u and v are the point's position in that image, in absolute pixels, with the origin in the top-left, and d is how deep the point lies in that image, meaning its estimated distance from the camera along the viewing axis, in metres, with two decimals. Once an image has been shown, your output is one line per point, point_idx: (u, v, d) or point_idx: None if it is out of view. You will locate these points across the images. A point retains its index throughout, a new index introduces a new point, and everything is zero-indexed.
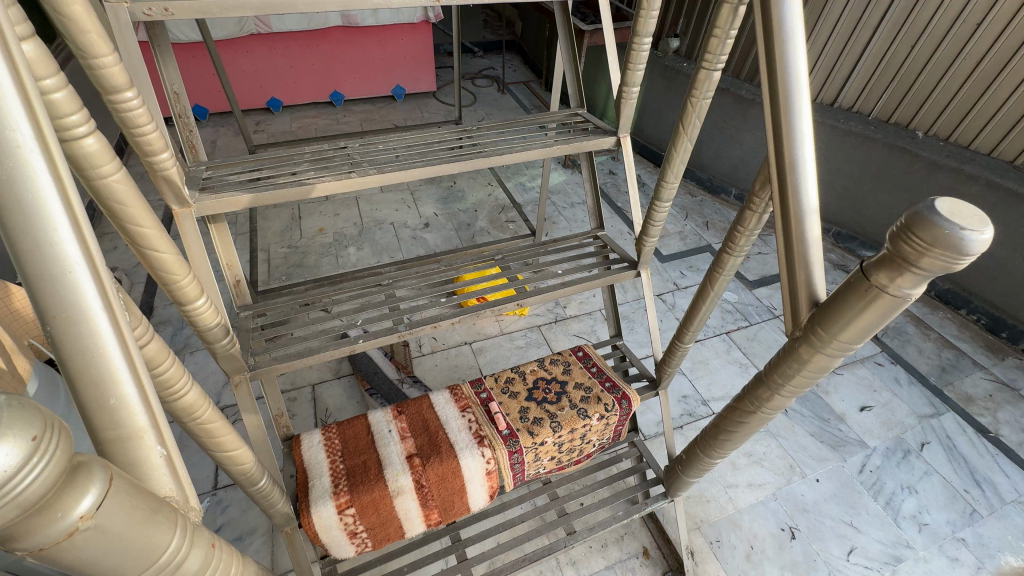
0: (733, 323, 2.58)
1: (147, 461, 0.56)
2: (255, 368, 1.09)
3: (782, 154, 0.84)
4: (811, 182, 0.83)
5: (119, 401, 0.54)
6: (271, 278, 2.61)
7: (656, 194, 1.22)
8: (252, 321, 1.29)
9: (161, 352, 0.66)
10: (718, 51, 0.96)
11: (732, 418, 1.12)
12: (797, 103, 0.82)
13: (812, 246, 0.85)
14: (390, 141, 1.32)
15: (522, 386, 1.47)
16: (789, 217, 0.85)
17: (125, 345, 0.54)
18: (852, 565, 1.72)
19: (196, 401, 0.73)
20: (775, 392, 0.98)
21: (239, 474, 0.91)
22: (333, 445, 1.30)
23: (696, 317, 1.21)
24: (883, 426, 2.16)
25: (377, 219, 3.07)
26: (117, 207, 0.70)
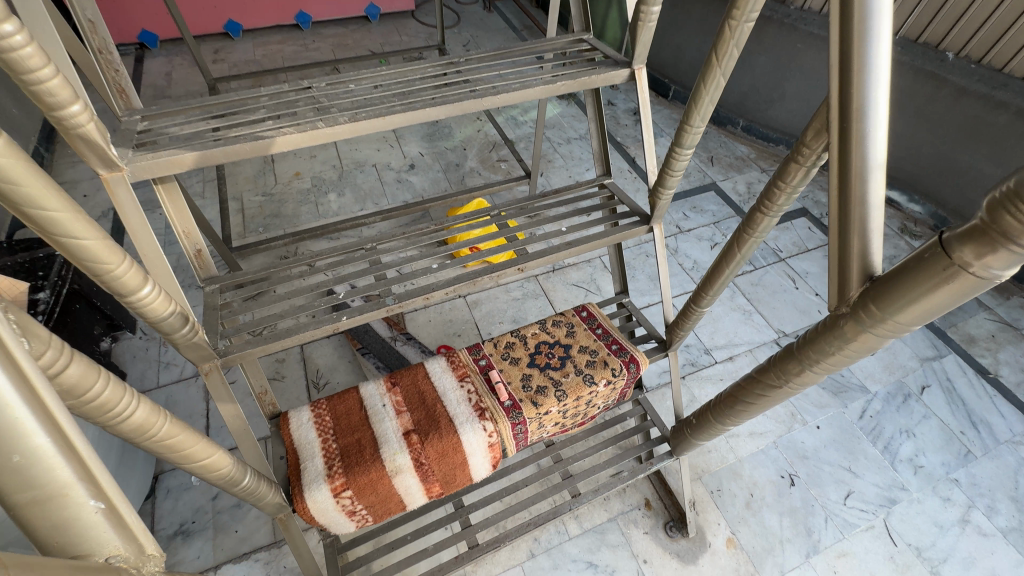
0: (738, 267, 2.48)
1: (79, 520, 0.44)
2: (227, 354, 0.96)
3: (849, 95, 0.68)
4: (882, 132, 0.68)
5: (27, 456, 0.41)
6: (247, 231, 2.43)
7: (678, 140, 1.05)
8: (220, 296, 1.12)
9: (88, 372, 0.54)
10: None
11: (754, 390, 1.03)
12: (875, 29, 0.65)
13: (874, 209, 0.71)
14: (362, 78, 1.11)
15: (523, 351, 1.37)
16: (850, 176, 0.71)
17: (23, 383, 0.41)
18: (848, 509, 1.75)
19: (148, 418, 0.61)
20: (806, 367, 0.89)
21: (219, 478, 0.82)
22: (324, 423, 1.22)
23: (718, 279, 1.09)
24: (885, 370, 2.14)
25: (357, 161, 2.83)
26: (7, 188, 0.53)
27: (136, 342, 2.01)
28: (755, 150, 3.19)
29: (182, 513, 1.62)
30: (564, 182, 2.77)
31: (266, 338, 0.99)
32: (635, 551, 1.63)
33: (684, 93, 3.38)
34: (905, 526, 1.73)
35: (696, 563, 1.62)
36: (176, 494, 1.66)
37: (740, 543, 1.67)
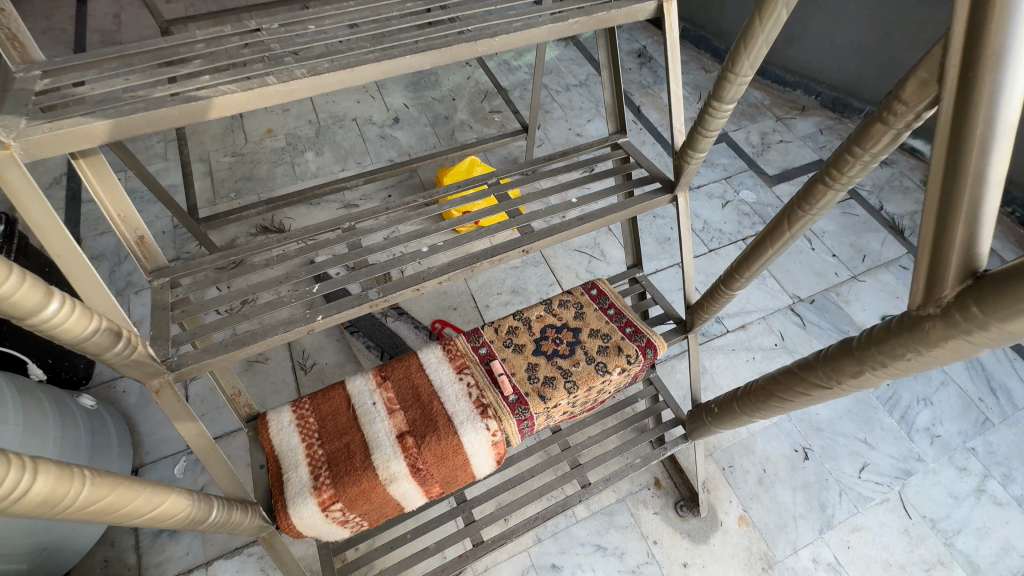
0: (751, 227, 2.31)
1: None
2: (181, 366, 0.80)
3: (985, 21, 0.49)
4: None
5: None
6: (218, 197, 2.21)
7: (718, 92, 0.86)
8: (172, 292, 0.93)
9: None
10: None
11: (795, 387, 0.91)
12: None
13: (992, 183, 0.53)
14: (324, 17, 0.88)
15: (527, 337, 1.23)
16: (969, 134, 0.52)
17: None
18: (863, 482, 1.70)
19: (52, 486, 0.49)
20: (866, 368, 0.76)
21: (178, 521, 0.70)
22: (308, 425, 1.09)
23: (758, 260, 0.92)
24: None
25: (335, 115, 2.56)
26: None
27: None
28: (770, 96, 2.93)
29: None
30: (563, 136, 2.54)
31: (228, 345, 0.83)
32: (645, 532, 1.58)
33: (694, 31, 3.07)
34: (919, 497, 1.69)
35: (707, 543, 1.57)
36: None
37: (752, 520, 1.61)
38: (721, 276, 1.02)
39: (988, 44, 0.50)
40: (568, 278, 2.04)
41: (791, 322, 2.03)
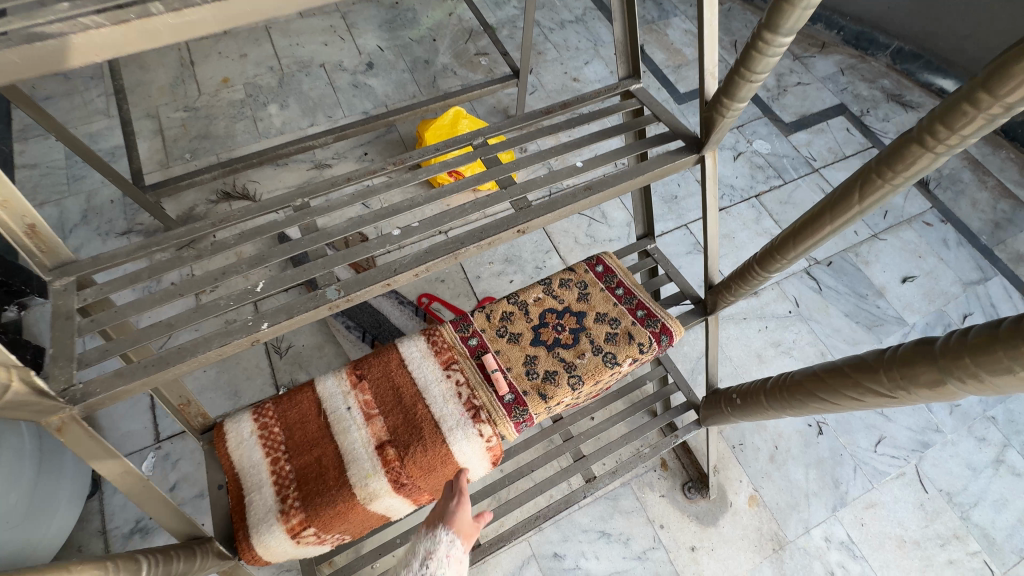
0: (765, 182, 2.11)
1: None
2: (89, 398, 0.63)
3: None
4: None
5: None
6: (171, 159, 1.96)
7: (778, 19, 0.65)
8: (80, 298, 0.74)
9: None
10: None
11: (843, 389, 0.77)
12: None
13: None
14: None
15: (524, 325, 1.06)
16: None
17: None
18: (879, 456, 1.62)
19: None
20: (950, 379, 0.61)
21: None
22: (272, 437, 0.93)
23: (811, 239, 0.82)
24: (925, 298, 1.90)
25: (300, 60, 2.25)
26: None
27: None
28: None
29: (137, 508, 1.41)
30: (558, 81, 2.26)
31: (151, 366, 0.66)
32: (651, 516, 1.49)
33: None
34: (936, 471, 1.61)
35: (716, 525, 1.49)
36: None
37: (763, 500, 1.53)
38: (758, 255, 0.89)
39: None
40: (567, 244, 1.85)
41: (806, 287, 1.88)
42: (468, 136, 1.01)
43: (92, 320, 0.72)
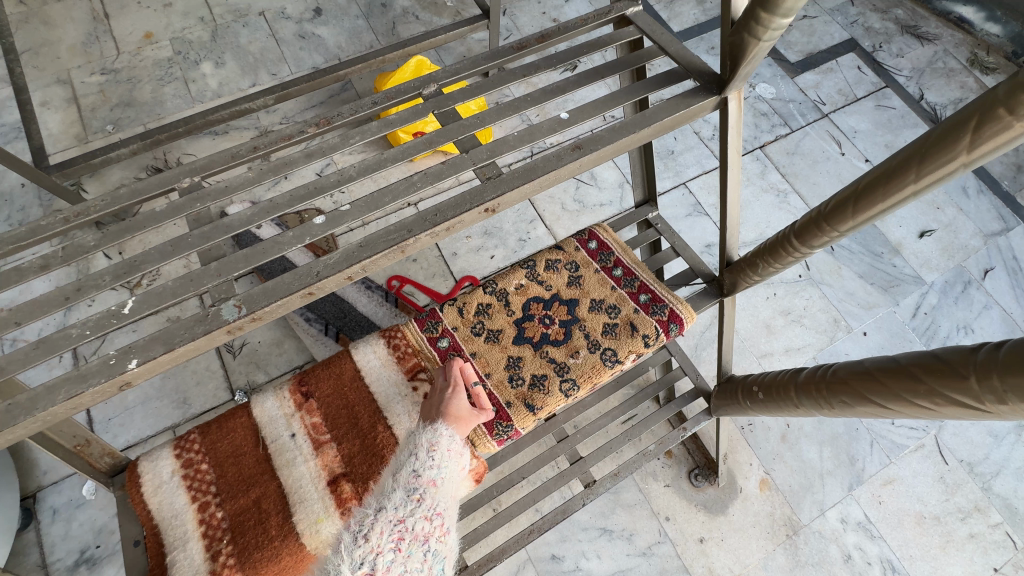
0: (769, 132, 1.90)
1: None
2: None
3: None
4: None
5: None
6: (89, 132, 1.68)
7: None
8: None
9: None
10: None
11: (892, 394, 0.63)
12: None
13: None
14: None
15: (505, 320, 0.88)
16: None
17: None
18: (897, 429, 1.50)
19: None
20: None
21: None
22: (200, 477, 0.76)
23: (880, 204, 0.61)
24: (943, 253, 1.75)
25: (235, 8, 1.94)
26: None
27: None
28: None
29: (80, 537, 1.25)
30: (536, 23, 1.98)
31: None
32: (655, 508, 1.37)
33: None
34: (957, 440, 1.50)
35: (725, 513, 1.38)
36: (67, 515, 1.26)
37: (775, 483, 1.41)
38: (805, 223, 0.70)
39: None
40: (552, 211, 1.64)
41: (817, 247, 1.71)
42: (417, 83, 0.78)
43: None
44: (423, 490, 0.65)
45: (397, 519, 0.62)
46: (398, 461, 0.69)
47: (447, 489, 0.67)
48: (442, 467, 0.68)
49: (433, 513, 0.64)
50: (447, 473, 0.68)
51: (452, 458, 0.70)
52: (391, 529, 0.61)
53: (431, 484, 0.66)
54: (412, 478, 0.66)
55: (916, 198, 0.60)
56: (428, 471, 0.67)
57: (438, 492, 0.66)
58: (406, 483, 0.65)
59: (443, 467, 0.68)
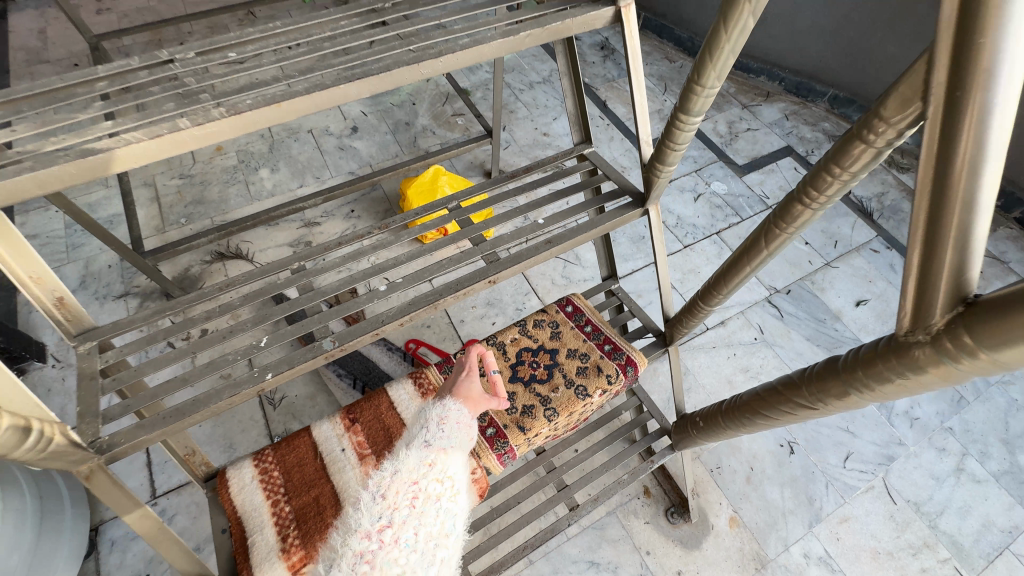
0: (723, 220, 2.29)
1: None
2: (111, 446, 0.71)
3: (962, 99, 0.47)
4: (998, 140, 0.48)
5: None
6: (167, 223, 2.08)
7: (685, 105, 0.81)
8: (99, 360, 0.84)
9: None
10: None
11: (777, 404, 0.89)
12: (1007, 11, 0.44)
13: (978, 244, 0.52)
14: (248, 41, 0.80)
15: (502, 364, 1.17)
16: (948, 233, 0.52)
17: None
18: (848, 472, 1.71)
19: None
20: (852, 390, 0.72)
21: None
22: (273, 481, 1.01)
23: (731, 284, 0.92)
24: (878, 319, 2.05)
25: (290, 127, 2.43)
26: None
27: (50, 372, 1.71)
28: (735, 84, 2.89)
29: (134, 565, 1.43)
30: (529, 136, 2.47)
31: (167, 418, 0.75)
32: (637, 543, 1.55)
33: (655, 20, 3.02)
34: (902, 482, 1.70)
35: (699, 548, 1.55)
36: (123, 545, 1.45)
37: (743, 520, 1.60)
38: (699, 294, 1.00)
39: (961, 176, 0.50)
40: (543, 285, 1.98)
41: (769, 315, 2.02)
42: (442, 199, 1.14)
43: (114, 377, 0.82)
44: (434, 454, 0.69)
45: (411, 478, 0.65)
46: (409, 432, 0.74)
47: (457, 454, 0.71)
48: (451, 435, 0.73)
49: (444, 475, 0.68)
50: (456, 441, 0.73)
51: (461, 428, 0.75)
52: (406, 488, 0.65)
53: (442, 449, 0.70)
54: (423, 444, 0.70)
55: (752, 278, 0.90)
56: (438, 438, 0.71)
57: (449, 456, 0.70)
58: (419, 447, 0.70)
59: (452, 435, 0.73)
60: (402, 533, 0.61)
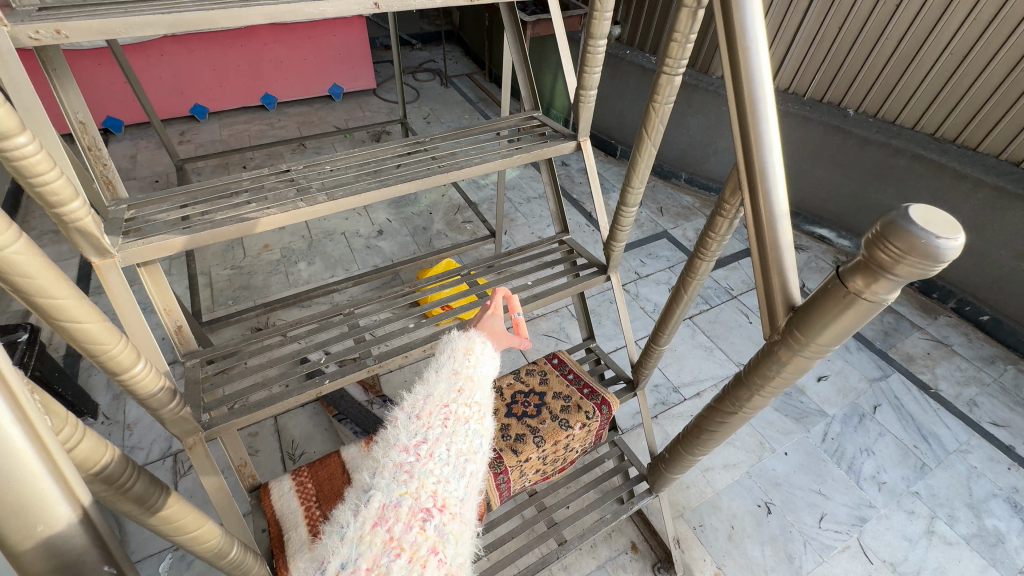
0: (695, 307, 2.64)
1: (29, 471, 0.44)
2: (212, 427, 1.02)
3: (757, 191, 0.82)
4: (782, 211, 0.82)
5: (11, 461, 0.43)
6: (216, 304, 2.43)
7: (623, 199, 1.23)
8: (201, 370, 1.18)
9: (152, 488, 0.66)
10: (688, 25, 0.91)
11: (713, 418, 1.12)
12: (767, 135, 0.80)
13: (791, 273, 0.84)
14: (337, 160, 1.26)
15: (500, 402, 1.43)
16: (771, 271, 0.85)
17: (28, 424, 0.44)
18: (824, 531, 1.82)
19: (206, 531, 0.76)
20: (756, 392, 0.98)
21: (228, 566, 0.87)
22: (306, 490, 1.21)
23: (669, 322, 1.25)
24: (839, 393, 2.29)
25: (326, 230, 2.92)
26: (46, 302, 0.62)
27: (99, 428, 1.93)
28: (699, 200, 3.45)
29: None
30: (527, 239, 2.93)
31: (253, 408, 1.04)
32: None
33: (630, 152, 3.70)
34: (877, 543, 1.81)
35: None
36: None
37: None
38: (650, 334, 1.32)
39: (766, 236, 0.84)
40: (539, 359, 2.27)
41: None
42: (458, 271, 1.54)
43: (211, 383, 1.14)
44: (462, 383, 0.91)
45: (443, 405, 0.87)
46: (439, 361, 0.94)
47: (479, 383, 0.93)
48: (474, 366, 0.94)
49: (470, 402, 0.89)
50: (478, 369, 0.94)
51: (483, 358, 0.96)
52: (439, 411, 0.86)
53: (467, 380, 0.92)
54: (452, 375, 0.91)
55: (685, 317, 1.22)
56: (465, 369, 0.92)
57: (473, 386, 0.92)
58: (448, 377, 0.91)
59: (475, 365, 0.94)
60: (436, 448, 0.82)
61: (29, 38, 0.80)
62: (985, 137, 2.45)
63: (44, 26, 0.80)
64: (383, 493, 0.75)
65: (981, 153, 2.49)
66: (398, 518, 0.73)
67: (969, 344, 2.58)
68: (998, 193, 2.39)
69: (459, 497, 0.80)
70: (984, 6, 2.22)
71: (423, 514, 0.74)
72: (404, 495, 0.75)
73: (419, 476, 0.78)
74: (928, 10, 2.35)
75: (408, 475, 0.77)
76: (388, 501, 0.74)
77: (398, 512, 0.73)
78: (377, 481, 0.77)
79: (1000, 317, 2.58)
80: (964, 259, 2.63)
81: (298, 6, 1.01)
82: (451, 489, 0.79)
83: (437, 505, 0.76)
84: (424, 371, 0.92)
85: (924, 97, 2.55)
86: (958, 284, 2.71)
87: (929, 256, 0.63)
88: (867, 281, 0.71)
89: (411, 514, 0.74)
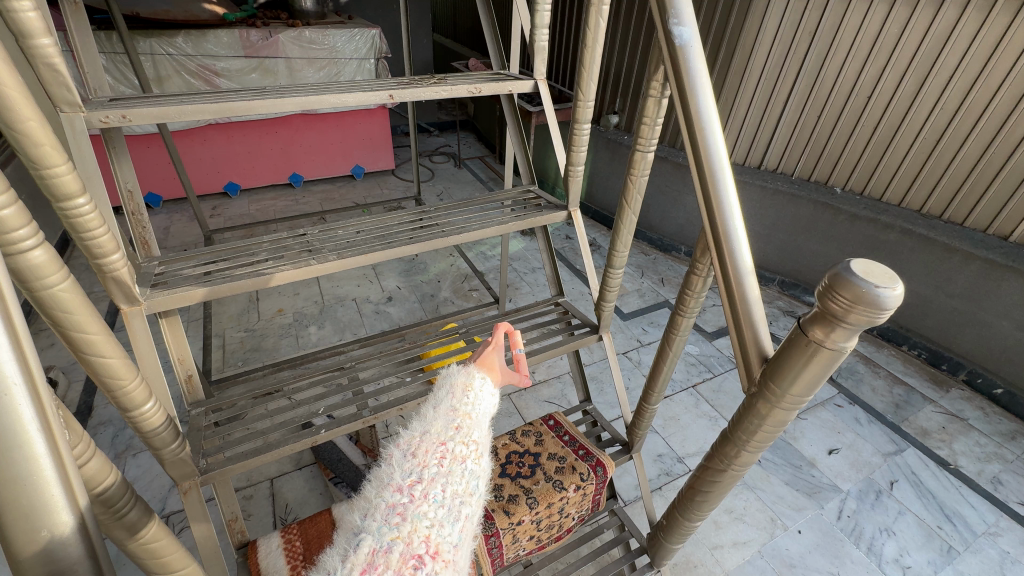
0: (698, 375, 2.65)
1: (39, 479, 0.49)
2: (207, 472, 1.09)
3: (724, 254, 0.90)
4: (747, 271, 0.89)
5: (30, 467, 0.48)
6: (226, 365, 2.51)
7: (609, 262, 1.33)
8: (205, 418, 1.26)
9: (144, 517, 0.69)
10: (654, 111, 1.06)
11: (705, 478, 1.06)
12: (728, 204, 0.89)
13: (760, 325, 0.89)
14: (349, 226, 1.39)
15: (495, 462, 1.43)
16: (742, 324, 0.89)
17: (49, 433, 0.50)
18: None
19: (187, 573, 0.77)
20: (742, 448, 0.96)
21: None
22: (294, 548, 1.19)
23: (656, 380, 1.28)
24: (852, 467, 2.20)
25: (339, 296, 3.05)
26: (80, 336, 0.70)
27: None
28: None
29: None
30: None
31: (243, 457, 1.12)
32: None
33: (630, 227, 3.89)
34: None
35: None
36: None
37: None
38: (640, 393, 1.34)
39: (735, 291, 0.89)
40: None
41: None
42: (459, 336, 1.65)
43: (212, 430, 1.23)
44: (460, 421, 0.94)
45: (439, 443, 0.89)
46: (437, 399, 0.97)
47: (476, 421, 0.96)
48: (472, 403, 0.97)
49: (468, 440, 0.92)
50: (475, 407, 0.98)
51: (480, 396, 1.00)
52: (435, 449, 0.88)
53: (464, 417, 0.95)
54: (451, 412, 0.95)
55: (672, 374, 1.25)
56: (463, 406, 0.96)
57: (470, 424, 0.95)
58: (446, 415, 0.94)
59: (473, 403, 0.98)
60: (432, 488, 0.83)
61: (99, 122, 0.97)
62: (970, 212, 2.57)
63: (113, 112, 0.97)
64: (373, 538, 0.74)
65: (969, 227, 2.59)
66: (388, 564, 0.72)
67: (986, 417, 2.51)
68: (990, 265, 2.45)
69: (453, 543, 0.80)
70: (947, 98, 2.45)
71: (414, 562, 0.74)
72: (395, 540, 0.75)
73: (412, 519, 0.78)
74: (898, 100, 2.59)
75: (400, 518, 0.78)
76: (378, 547, 0.73)
77: (388, 559, 0.73)
78: (368, 523, 0.77)
79: (1014, 390, 2.52)
80: (967, 329, 2.64)
81: (325, 97, 1.19)
82: (445, 534, 0.79)
83: (429, 552, 0.76)
84: (423, 409, 0.94)
85: (908, 174, 2.70)
86: (966, 355, 2.69)
87: (874, 305, 0.69)
88: (826, 331, 0.75)
89: (401, 562, 0.73)
